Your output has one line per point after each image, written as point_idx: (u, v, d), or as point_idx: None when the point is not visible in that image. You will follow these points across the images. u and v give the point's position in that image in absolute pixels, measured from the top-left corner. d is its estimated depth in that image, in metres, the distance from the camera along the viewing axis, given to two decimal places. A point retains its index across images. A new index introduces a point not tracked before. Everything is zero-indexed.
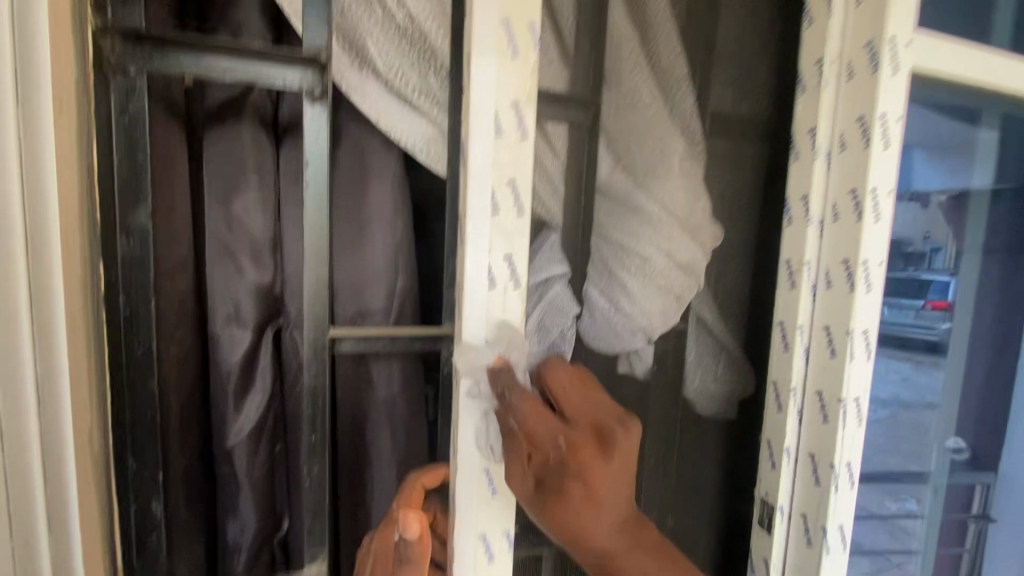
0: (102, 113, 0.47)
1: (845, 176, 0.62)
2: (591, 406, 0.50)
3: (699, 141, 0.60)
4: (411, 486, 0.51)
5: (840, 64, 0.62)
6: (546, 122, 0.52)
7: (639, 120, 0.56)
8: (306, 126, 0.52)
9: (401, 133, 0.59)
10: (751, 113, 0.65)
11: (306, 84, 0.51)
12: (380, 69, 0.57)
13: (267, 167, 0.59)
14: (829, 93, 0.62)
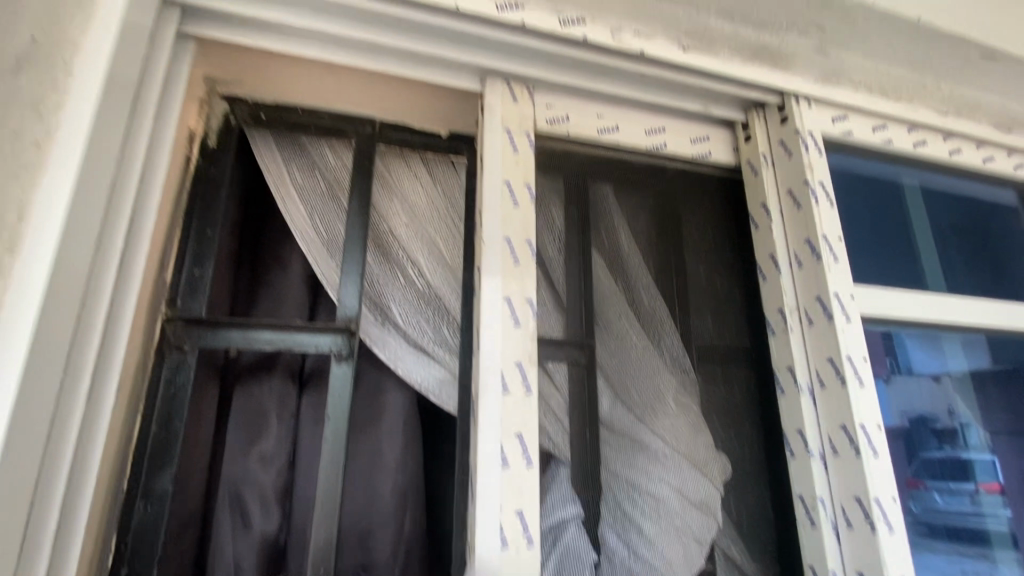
0: (156, 379, 0.53)
1: (832, 412, 0.55)
2: None
3: (689, 368, 0.61)
4: None
5: (794, 274, 0.58)
6: (548, 364, 0.57)
7: (632, 360, 0.60)
8: (333, 379, 0.58)
9: (419, 376, 0.65)
10: (730, 331, 0.63)
11: (335, 346, 0.59)
12: (400, 324, 0.66)
13: (290, 411, 0.63)
14: (791, 304, 0.57)
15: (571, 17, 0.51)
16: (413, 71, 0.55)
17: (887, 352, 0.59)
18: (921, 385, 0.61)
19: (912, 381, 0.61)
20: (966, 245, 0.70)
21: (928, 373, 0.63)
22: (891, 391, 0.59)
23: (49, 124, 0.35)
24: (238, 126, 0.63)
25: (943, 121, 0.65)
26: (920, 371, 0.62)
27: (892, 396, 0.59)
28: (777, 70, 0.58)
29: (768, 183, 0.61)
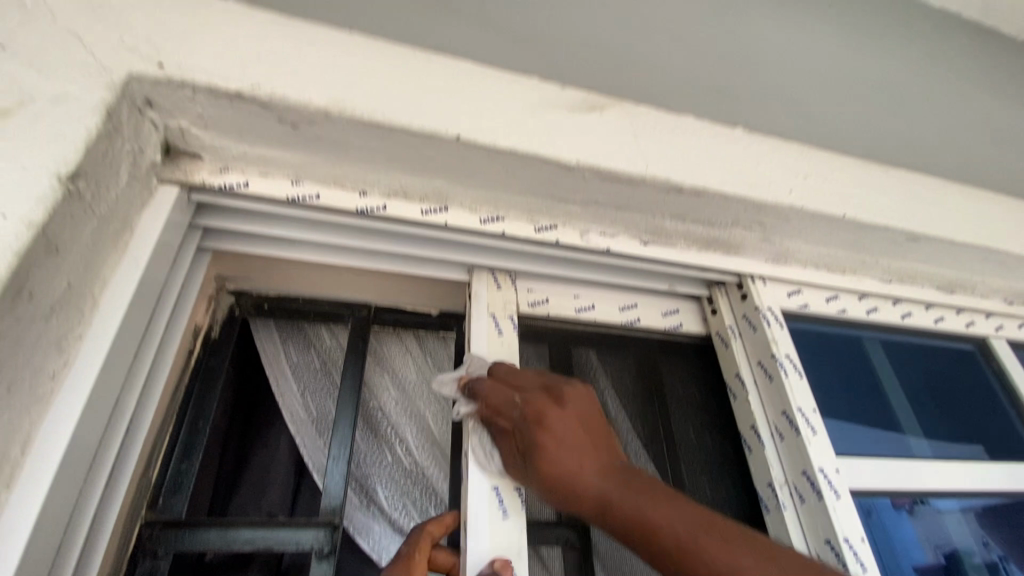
0: None
1: None
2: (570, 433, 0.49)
3: None
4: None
5: (773, 437, 0.59)
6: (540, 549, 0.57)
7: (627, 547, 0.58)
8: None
9: None
10: (714, 503, 0.62)
11: (318, 542, 0.57)
12: (383, 505, 0.67)
13: None
14: (777, 475, 0.57)
15: (545, 224, 0.60)
16: (408, 267, 0.61)
17: (906, 487, 0.61)
18: (947, 516, 0.62)
19: (940, 516, 0.62)
20: (940, 399, 0.73)
21: (957, 505, 0.63)
22: (918, 523, 0.60)
23: (68, 355, 0.38)
24: (242, 315, 0.68)
25: (888, 289, 0.72)
26: (949, 506, 0.63)
27: (920, 529, 0.60)
28: (729, 255, 0.66)
29: (738, 354, 0.65)
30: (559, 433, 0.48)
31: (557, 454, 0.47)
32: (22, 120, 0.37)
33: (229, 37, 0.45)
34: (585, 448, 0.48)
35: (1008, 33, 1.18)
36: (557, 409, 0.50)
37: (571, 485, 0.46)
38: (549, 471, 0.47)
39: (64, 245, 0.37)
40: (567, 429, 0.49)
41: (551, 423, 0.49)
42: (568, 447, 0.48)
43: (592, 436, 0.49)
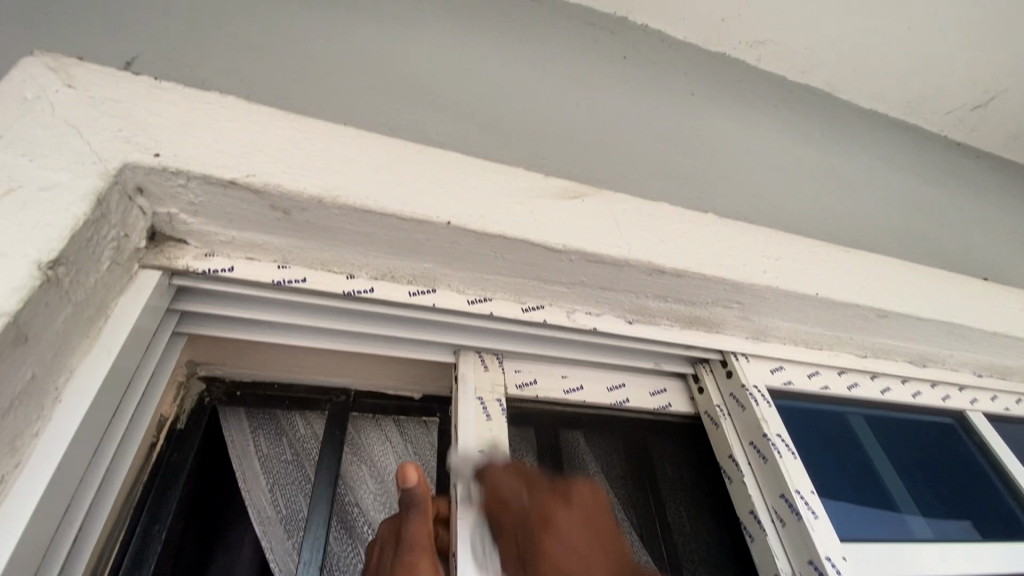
0: None
1: None
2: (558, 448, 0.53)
3: None
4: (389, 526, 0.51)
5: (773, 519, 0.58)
6: None
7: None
8: None
9: None
10: None
11: None
12: None
13: None
14: (785, 566, 0.55)
15: (532, 305, 0.61)
16: (394, 349, 0.60)
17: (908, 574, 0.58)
18: None
19: None
20: (932, 476, 0.72)
21: None
22: None
23: (21, 456, 0.35)
24: (212, 404, 0.64)
25: (865, 364, 0.75)
26: None
27: None
28: (710, 333, 0.68)
29: (729, 434, 0.64)
30: (567, 530, 0.44)
31: (568, 539, 0.44)
32: (6, 207, 0.36)
33: (226, 130, 0.46)
34: (594, 535, 0.45)
35: (928, 131, 1.34)
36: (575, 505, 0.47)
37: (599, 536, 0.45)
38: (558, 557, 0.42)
39: (33, 335, 0.35)
40: (580, 529, 0.45)
41: (566, 518, 0.46)
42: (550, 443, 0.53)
43: (608, 532, 0.46)
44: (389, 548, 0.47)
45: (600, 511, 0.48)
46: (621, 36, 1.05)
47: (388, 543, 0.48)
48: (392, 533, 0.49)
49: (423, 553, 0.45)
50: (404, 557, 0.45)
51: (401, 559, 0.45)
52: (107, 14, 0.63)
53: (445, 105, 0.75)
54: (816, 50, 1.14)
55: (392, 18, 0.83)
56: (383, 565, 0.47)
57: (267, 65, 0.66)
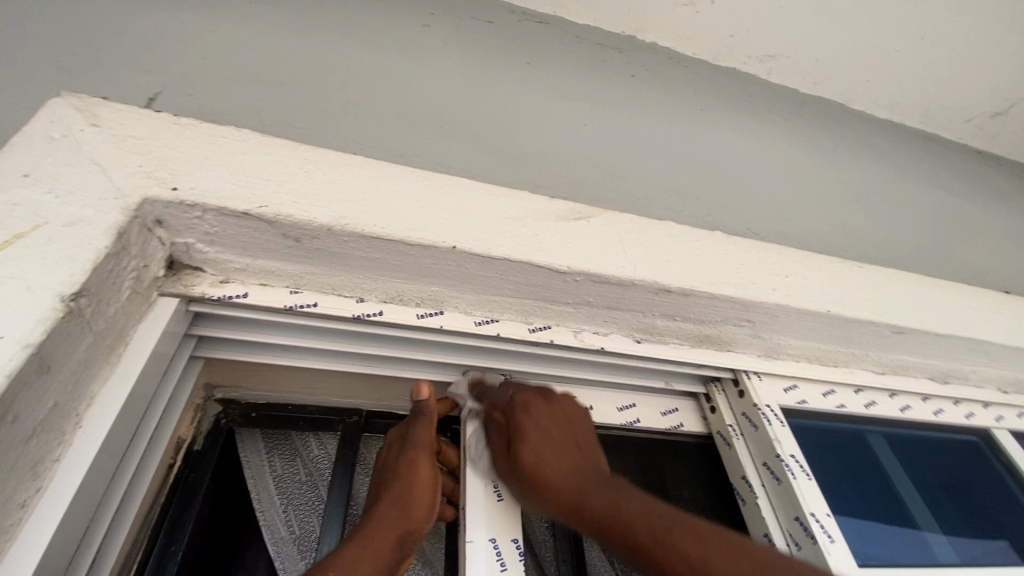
0: None
1: None
2: (561, 443, 0.53)
3: None
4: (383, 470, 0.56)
5: (788, 539, 0.56)
6: None
7: None
8: None
9: None
10: None
11: None
12: None
13: None
14: None
15: (539, 325, 0.61)
16: (403, 371, 0.61)
17: None
18: None
19: None
20: (957, 498, 0.70)
21: None
22: None
23: (43, 480, 0.37)
24: (229, 425, 0.65)
25: (883, 381, 0.73)
26: None
27: None
28: (721, 351, 0.67)
29: (742, 456, 0.63)
30: (536, 431, 0.53)
31: (539, 444, 0.52)
32: (33, 242, 0.38)
33: (240, 162, 0.48)
34: (562, 443, 0.53)
35: (945, 140, 1.31)
36: (545, 403, 0.56)
37: (583, 500, 0.48)
38: (533, 461, 0.52)
39: (55, 365, 0.36)
40: (548, 423, 0.54)
41: (536, 415, 0.54)
42: (545, 449, 0.52)
43: (573, 433, 0.55)
44: (391, 456, 0.56)
45: (568, 415, 0.56)
46: (629, 54, 1.06)
47: (391, 452, 0.57)
48: (396, 441, 0.57)
49: (419, 467, 0.54)
50: (403, 471, 0.53)
51: (401, 473, 0.53)
52: (132, 53, 0.67)
53: (453, 129, 0.77)
54: (826, 62, 1.14)
55: (403, 46, 0.85)
56: (385, 469, 0.56)
57: (282, 96, 0.69)
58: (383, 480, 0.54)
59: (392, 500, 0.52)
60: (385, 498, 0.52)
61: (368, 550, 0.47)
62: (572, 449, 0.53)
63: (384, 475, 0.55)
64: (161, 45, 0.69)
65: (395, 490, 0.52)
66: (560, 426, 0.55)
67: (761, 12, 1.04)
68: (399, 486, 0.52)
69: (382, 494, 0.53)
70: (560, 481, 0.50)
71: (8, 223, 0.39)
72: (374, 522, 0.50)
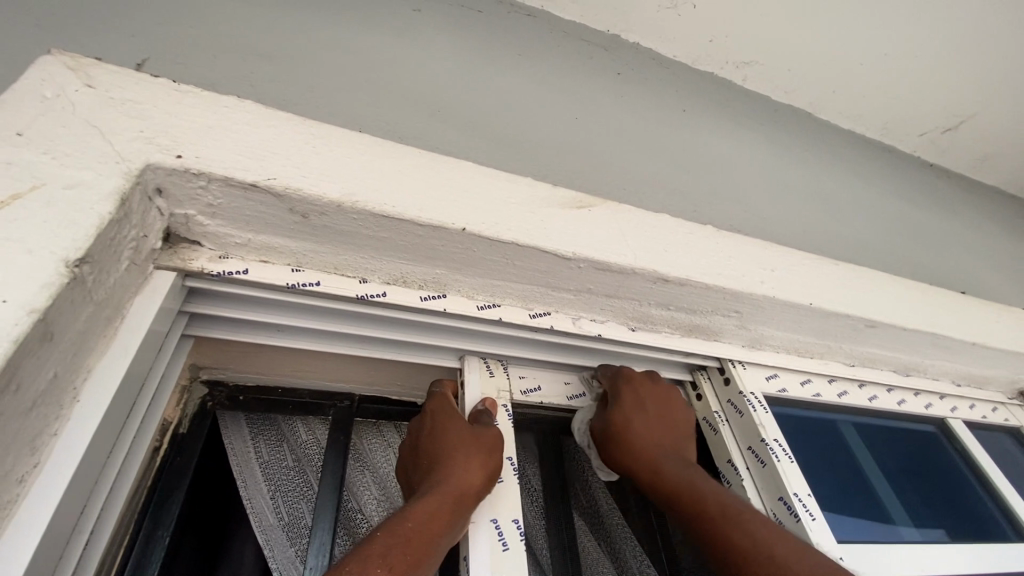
0: None
1: None
2: (667, 417, 0.61)
3: None
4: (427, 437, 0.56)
5: (769, 517, 0.60)
6: None
7: None
8: None
9: None
10: None
11: None
12: None
13: None
14: None
15: (539, 311, 0.62)
16: (402, 354, 0.60)
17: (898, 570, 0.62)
18: None
19: None
20: (919, 482, 0.76)
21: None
22: None
23: (40, 455, 0.35)
24: (214, 409, 0.63)
25: (853, 372, 0.78)
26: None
27: None
28: (708, 341, 0.70)
29: (727, 440, 0.66)
30: (633, 403, 0.60)
31: (634, 413, 0.59)
32: (32, 204, 0.36)
33: (244, 133, 0.47)
34: (658, 413, 0.61)
35: (902, 151, 1.40)
36: (648, 381, 0.63)
37: (658, 463, 0.56)
38: (622, 423, 0.59)
39: (57, 333, 0.35)
40: (656, 400, 0.62)
41: (638, 387, 0.61)
42: (653, 419, 0.60)
43: (673, 407, 0.63)
44: (423, 441, 0.55)
45: (668, 394, 0.63)
46: (614, 53, 1.08)
47: (420, 439, 0.56)
48: (421, 429, 0.57)
49: (461, 436, 0.54)
50: (443, 442, 0.53)
51: (439, 446, 0.53)
52: (116, 19, 0.63)
53: (449, 116, 0.76)
54: (799, 72, 1.19)
55: (395, 30, 0.84)
56: (422, 453, 0.54)
57: (277, 72, 0.67)
58: (427, 458, 0.53)
59: (444, 462, 0.51)
60: (435, 467, 0.51)
61: (437, 508, 0.46)
62: (665, 428, 0.60)
63: (425, 455, 0.54)
64: (148, 11, 0.66)
65: (470, 450, 0.53)
66: (670, 405, 0.62)
67: (743, 19, 1.08)
68: (446, 452, 0.52)
69: (431, 467, 0.52)
70: (640, 447, 0.58)
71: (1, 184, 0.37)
72: (439, 482, 0.49)
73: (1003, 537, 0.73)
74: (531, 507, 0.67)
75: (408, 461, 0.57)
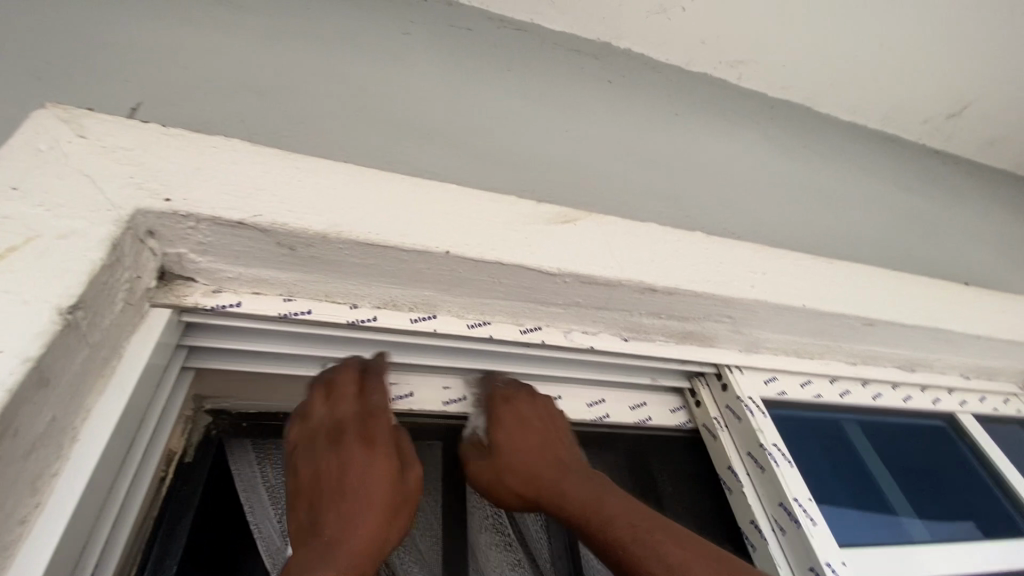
0: None
1: None
2: (541, 442, 0.58)
3: None
4: (321, 436, 0.51)
5: (768, 521, 0.60)
6: None
7: None
8: None
9: None
10: None
11: None
12: None
13: None
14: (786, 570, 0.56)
15: (530, 326, 0.63)
16: (398, 375, 0.61)
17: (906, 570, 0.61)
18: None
19: None
20: (927, 480, 0.75)
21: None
22: None
23: (42, 496, 0.36)
24: (219, 437, 0.65)
25: (856, 371, 0.77)
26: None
27: None
28: (704, 347, 0.70)
29: (727, 446, 0.66)
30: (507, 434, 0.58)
31: (517, 444, 0.57)
32: (27, 255, 0.38)
33: (231, 172, 0.48)
34: (534, 440, 0.57)
35: (903, 140, 1.38)
36: (529, 402, 0.60)
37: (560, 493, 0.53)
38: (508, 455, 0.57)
39: (53, 378, 0.36)
40: (523, 428, 0.58)
41: (514, 409, 0.59)
42: (520, 449, 0.57)
43: (548, 433, 0.59)
44: (326, 456, 0.50)
45: (549, 417, 0.60)
46: (605, 60, 1.09)
47: (322, 449, 0.50)
48: (327, 437, 0.51)
49: (384, 476, 0.50)
50: (359, 479, 0.49)
51: (353, 479, 0.49)
52: (111, 65, 0.66)
53: (438, 136, 0.78)
54: (793, 68, 1.19)
55: (383, 54, 0.86)
56: (320, 468, 0.49)
57: (266, 105, 0.69)
58: (331, 481, 0.48)
59: (359, 507, 0.47)
60: (346, 505, 0.47)
61: (351, 567, 0.43)
62: (544, 446, 0.57)
63: (323, 474, 0.49)
64: (141, 55, 0.68)
65: (377, 464, 0.50)
66: (542, 430, 0.59)
67: (731, 18, 1.08)
68: (361, 494, 0.48)
69: (336, 499, 0.47)
70: (529, 480, 0.55)
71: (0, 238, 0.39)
72: (342, 510, 0.47)
73: (1013, 536, 0.72)
74: (537, 520, 0.67)
75: (291, 455, 0.51)
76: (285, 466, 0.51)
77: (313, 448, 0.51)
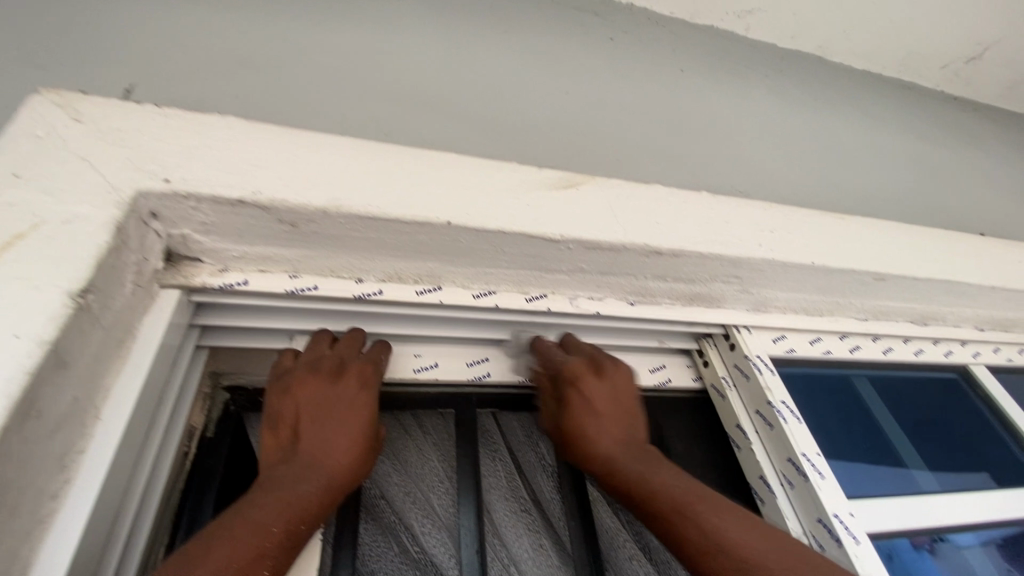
0: None
1: None
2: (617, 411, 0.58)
3: None
4: (308, 371, 0.52)
5: (775, 475, 0.61)
6: None
7: None
8: None
9: None
10: None
11: None
12: None
13: None
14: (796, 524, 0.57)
15: (536, 294, 0.63)
16: (407, 346, 0.62)
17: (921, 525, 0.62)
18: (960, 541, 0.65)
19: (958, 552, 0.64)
20: (935, 431, 0.76)
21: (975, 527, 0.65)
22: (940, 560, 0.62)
23: (71, 471, 0.38)
24: (237, 412, 0.66)
25: (867, 327, 0.76)
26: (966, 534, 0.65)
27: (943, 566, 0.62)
28: (712, 308, 0.69)
29: (736, 405, 0.66)
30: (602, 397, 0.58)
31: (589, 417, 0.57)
32: (35, 241, 0.39)
33: (228, 150, 0.48)
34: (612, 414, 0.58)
35: (922, 86, 1.33)
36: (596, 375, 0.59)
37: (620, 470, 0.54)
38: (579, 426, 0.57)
39: (72, 359, 0.38)
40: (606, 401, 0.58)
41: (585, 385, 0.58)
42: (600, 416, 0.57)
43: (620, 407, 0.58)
44: (320, 385, 0.51)
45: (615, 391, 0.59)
46: (606, 16, 1.05)
47: (317, 378, 0.51)
48: (324, 368, 0.52)
49: (370, 415, 0.53)
50: (348, 413, 0.51)
51: (342, 411, 0.51)
52: (103, 46, 0.65)
53: (436, 104, 0.76)
54: (805, 15, 1.13)
55: (378, 20, 0.83)
56: (311, 395, 0.51)
57: (260, 80, 0.68)
58: (319, 410, 0.50)
59: (341, 439, 0.50)
60: (334, 433, 0.50)
61: (332, 488, 0.47)
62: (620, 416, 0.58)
63: (314, 402, 0.51)
64: (130, 33, 0.67)
65: (361, 411, 0.52)
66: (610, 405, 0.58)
67: None
68: (347, 426, 0.50)
69: (320, 426, 0.50)
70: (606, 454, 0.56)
71: (7, 226, 0.39)
72: (326, 444, 0.49)
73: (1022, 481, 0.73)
74: (547, 480, 0.70)
75: (285, 376, 0.52)
76: (275, 387, 0.52)
77: (298, 381, 0.52)
